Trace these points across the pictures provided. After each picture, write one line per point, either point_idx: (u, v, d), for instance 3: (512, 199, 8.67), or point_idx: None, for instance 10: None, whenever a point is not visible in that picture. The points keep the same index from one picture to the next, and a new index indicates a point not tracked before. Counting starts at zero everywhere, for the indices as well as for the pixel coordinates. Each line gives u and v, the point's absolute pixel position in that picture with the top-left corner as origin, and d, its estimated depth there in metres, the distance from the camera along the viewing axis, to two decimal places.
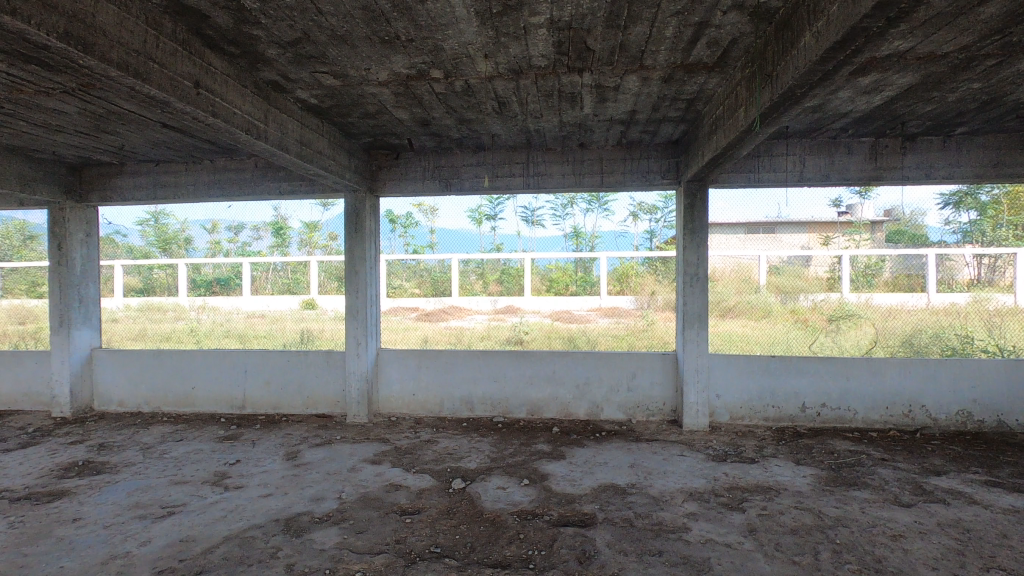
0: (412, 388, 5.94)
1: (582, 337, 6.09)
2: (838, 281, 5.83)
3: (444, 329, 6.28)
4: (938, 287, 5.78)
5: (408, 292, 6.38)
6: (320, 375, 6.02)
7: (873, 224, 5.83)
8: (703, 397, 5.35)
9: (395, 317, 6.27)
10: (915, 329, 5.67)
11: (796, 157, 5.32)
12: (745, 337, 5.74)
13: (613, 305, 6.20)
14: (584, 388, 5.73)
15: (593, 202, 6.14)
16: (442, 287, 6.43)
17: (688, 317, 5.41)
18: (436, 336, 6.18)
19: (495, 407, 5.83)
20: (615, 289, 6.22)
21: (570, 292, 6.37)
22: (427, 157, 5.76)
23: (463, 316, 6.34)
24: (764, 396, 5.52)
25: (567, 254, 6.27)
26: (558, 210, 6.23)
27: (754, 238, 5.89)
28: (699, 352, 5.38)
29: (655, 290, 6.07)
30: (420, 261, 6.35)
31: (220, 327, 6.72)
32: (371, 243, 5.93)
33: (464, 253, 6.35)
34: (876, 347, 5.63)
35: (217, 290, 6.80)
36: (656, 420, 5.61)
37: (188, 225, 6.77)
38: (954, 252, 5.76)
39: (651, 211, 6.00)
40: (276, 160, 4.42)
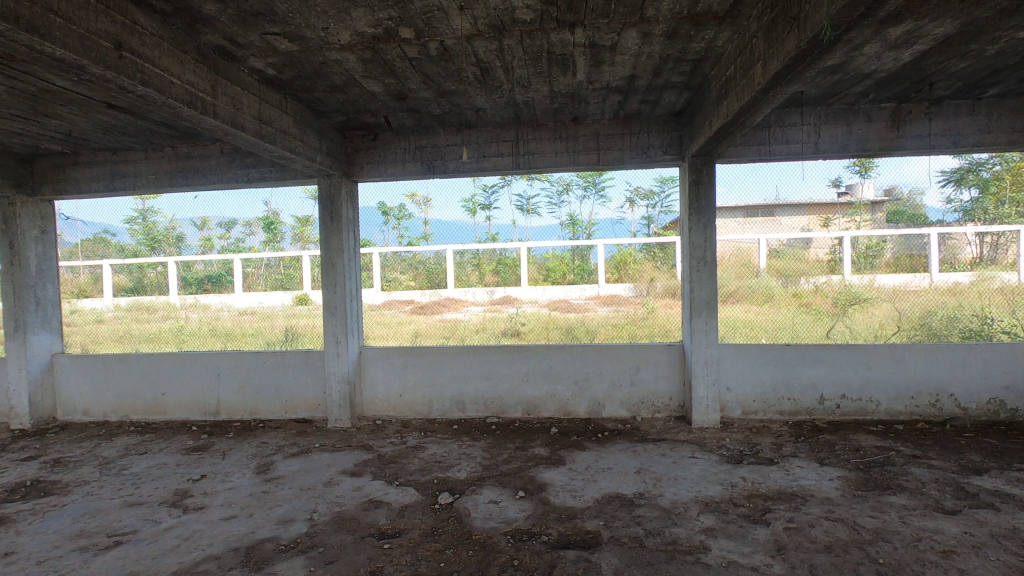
0: (399, 389, 5.50)
1: (581, 327, 5.61)
2: (840, 263, 5.64)
3: (438, 321, 5.86)
4: (942, 266, 5.55)
5: (404, 286, 6.22)
6: (299, 377, 5.58)
7: (874, 203, 5.72)
8: (713, 391, 4.91)
9: (387, 311, 5.82)
10: (928, 311, 5.28)
11: (811, 126, 4.85)
12: (748, 323, 5.40)
13: (611, 294, 5.93)
14: (584, 385, 5.29)
15: (590, 188, 6.17)
16: (438, 278, 6.33)
17: (696, 304, 4.91)
18: (429, 330, 5.78)
19: (489, 407, 5.40)
20: (615, 278, 6.17)
21: (565, 282, 6.28)
22: (408, 137, 5.28)
23: (458, 308, 5.97)
24: (779, 388, 5.09)
25: (563, 243, 6.15)
26: (554, 198, 6.06)
27: (751, 222, 5.71)
28: (708, 343, 4.92)
29: (654, 276, 5.87)
30: (416, 254, 6.24)
31: (207, 325, 6.33)
32: (349, 233, 5.42)
33: (459, 244, 6.19)
34: (886, 329, 5.25)
35: (209, 288, 6.62)
36: (662, 417, 5.18)
37: (180, 222, 6.81)
38: (956, 230, 5.51)
39: (647, 195, 5.76)
40: (233, 141, 3.94)
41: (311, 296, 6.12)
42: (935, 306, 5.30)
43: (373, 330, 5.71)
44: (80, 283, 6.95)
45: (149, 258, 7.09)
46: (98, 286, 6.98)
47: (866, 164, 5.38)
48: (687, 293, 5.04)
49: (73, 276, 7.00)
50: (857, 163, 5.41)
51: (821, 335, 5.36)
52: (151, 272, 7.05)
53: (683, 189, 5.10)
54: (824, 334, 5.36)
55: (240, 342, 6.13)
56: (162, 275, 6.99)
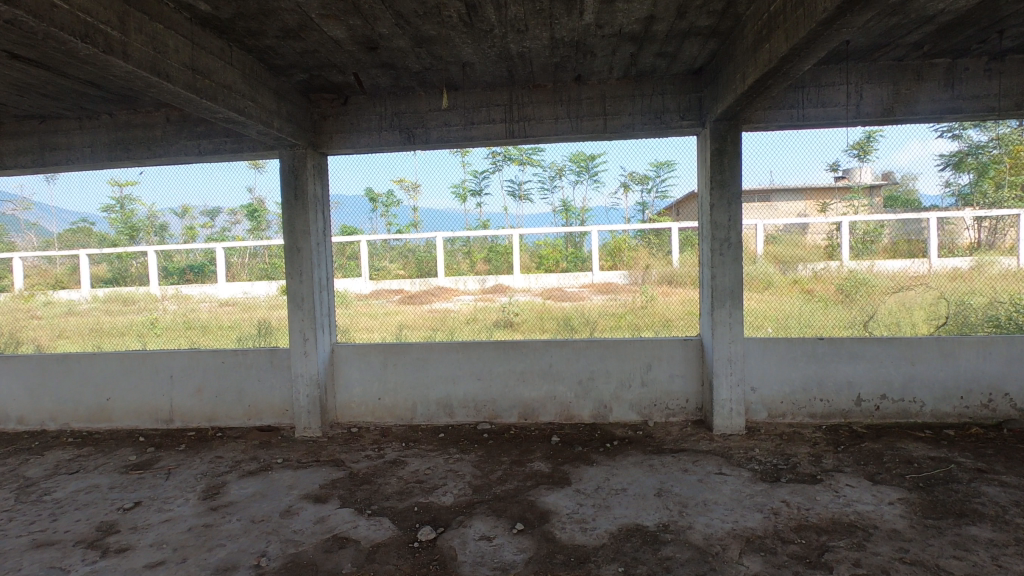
0: (378, 391, 4.82)
1: (578, 317, 4.99)
2: (838, 249, 4.94)
3: (427, 312, 5.12)
4: (940, 252, 4.76)
5: (391, 275, 5.36)
6: (264, 379, 4.88)
7: (872, 188, 4.78)
8: (738, 393, 4.27)
9: (374, 300, 5.14)
10: (941, 297, 4.66)
11: (852, 86, 4.18)
12: (753, 311, 4.79)
13: (606, 279, 5.11)
14: (588, 385, 4.64)
15: (581, 173, 5.25)
16: (428, 267, 5.39)
17: (718, 293, 4.25)
18: (417, 322, 5.03)
19: (480, 411, 4.74)
20: (609, 266, 5.13)
21: (559, 270, 5.24)
22: (383, 101, 4.55)
23: (449, 298, 5.21)
24: (810, 388, 4.47)
25: (555, 230, 5.12)
26: (546, 183, 5.19)
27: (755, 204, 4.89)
28: (731, 337, 4.26)
29: (648, 263, 5.06)
30: (405, 242, 5.36)
31: (181, 319, 5.57)
32: (317, 213, 4.69)
33: (449, 230, 5.26)
34: (900, 314, 4.65)
35: (190, 278, 5.62)
36: (678, 422, 4.55)
37: (157, 209, 5.53)
38: (954, 215, 4.71)
39: (643, 181, 4.92)
40: (161, 96, 3.19)
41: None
42: (979, 289, 4.63)
43: (358, 322, 5.06)
44: (55, 274, 6.31)
45: (127, 248, 5.92)
46: (76, 276, 6.24)
47: (864, 146, 4.57)
48: (707, 281, 4.37)
49: (41, 266, 6.41)
50: (856, 146, 4.61)
51: (858, 326, 4.67)
52: (126, 262, 5.96)
53: (702, 160, 4.40)
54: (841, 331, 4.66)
55: (217, 336, 5.45)
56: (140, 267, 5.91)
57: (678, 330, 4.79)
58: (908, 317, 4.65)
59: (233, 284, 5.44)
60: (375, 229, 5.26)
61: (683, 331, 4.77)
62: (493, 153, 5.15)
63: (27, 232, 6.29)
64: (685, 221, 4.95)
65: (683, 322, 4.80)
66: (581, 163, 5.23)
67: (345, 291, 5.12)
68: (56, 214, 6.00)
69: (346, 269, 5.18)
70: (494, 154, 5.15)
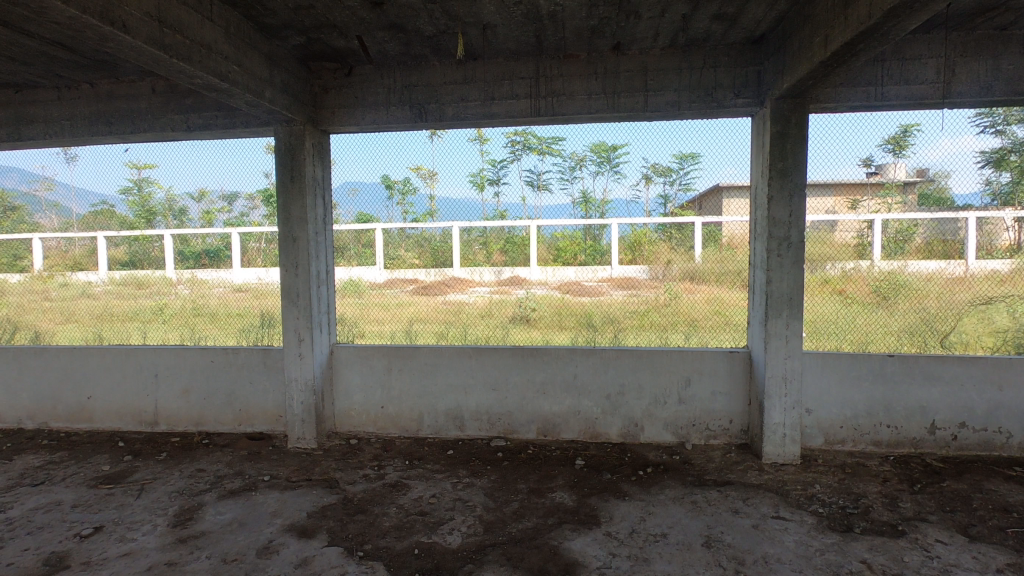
0: (380, 398, 4.33)
1: (599, 314, 4.42)
2: (869, 248, 4.11)
3: (442, 304, 4.56)
4: (977, 253, 4.04)
5: (408, 264, 4.66)
6: (256, 381, 4.42)
7: (906, 183, 4.03)
8: (793, 416, 3.69)
9: (388, 289, 4.60)
10: (989, 300, 4.04)
11: (944, 59, 3.53)
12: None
13: (626, 274, 4.44)
14: (616, 400, 4.10)
15: (603, 164, 4.64)
16: (444, 257, 4.62)
17: (774, 300, 3.65)
18: (431, 315, 4.51)
19: (494, 425, 4.22)
20: (627, 260, 4.44)
21: (576, 263, 4.59)
22: (392, 72, 4.01)
23: (464, 289, 4.60)
24: (875, 412, 3.88)
25: (573, 222, 4.45)
26: (566, 174, 4.60)
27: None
28: (788, 353, 3.66)
29: (670, 258, 4.32)
30: (422, 231, 4.61)
31: (191, 305, 5.00)
32: (316, 199, 4.17)
33: (465, 220, 4.52)
34: (939, 319, 4.09)
35: (205, 263, 4.97)
36: (719, 445, 3.99)
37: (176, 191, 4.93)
38: (992, 214, 4.02)
39: (667, 174, 4.36)
40: (124, 54, 2.68)
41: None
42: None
43: (370, 313, 4.59)
44: (73, 256, 5.34)
45: (144, 232, 5.11)
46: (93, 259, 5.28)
47: (901, 139, 3.93)
48: (760, 286, 3.77)
49: (63, 246, 5.41)
50: (889, 141, 3.97)
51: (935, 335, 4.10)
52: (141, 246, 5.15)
53: (760, 145, 3.79)
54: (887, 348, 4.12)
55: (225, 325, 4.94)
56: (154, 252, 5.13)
57: (722, 340, 4.22)
58: (951, 322, 4.08)
59: (246, 270, 4.87)
60: (391, 217, 4.60)
61: (713, 336, 4.27)
62: (513, 139, 4.63)
63: (48, 212, 5.34)
64: (709, 217, 4.20)
65: (710, 322, 4.26)
66: (602, 153, 4.64)
67: (358, 279, 4.61)
68: (74, 192, 5.10)
69: (360, 257, 4.60)
70: (513, 141, 4.62)
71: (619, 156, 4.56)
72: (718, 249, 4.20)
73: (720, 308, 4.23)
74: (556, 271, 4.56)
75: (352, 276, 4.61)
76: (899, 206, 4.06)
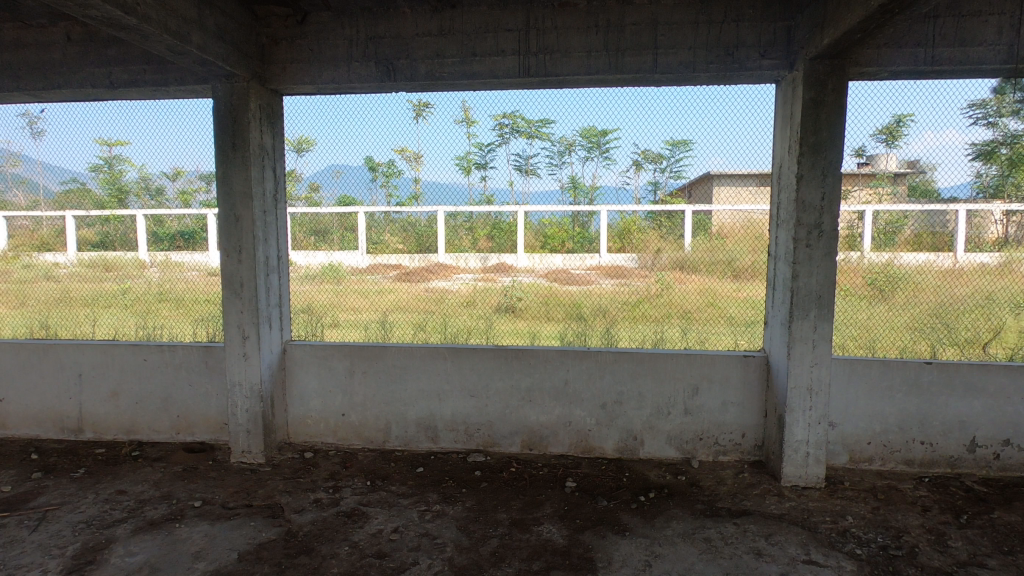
0: (341, 405, 3.75)
1: (588, 305, 3.85)
2: (860, 240, 3.59)
3: (424, 293, 3.95)
4: (965, 246, 3.54)
5: (391, 250, 4.02)
6: (197, 384, 3.83)
7: (897, 174, 3.57)
8: (819, 433, 3.18)
9: (369, 275, 3.95)
10: (988, 297, 3.51)
11: (1008, 16, 2.98)
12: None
13: (614, 262, 3.87)
14: (613, 409, 3.57)
15: (592, 150, 4.03)
16: (429, 243, 3.99)
17: (800, 298, 3.12)
18: (412, 304, 3.93)
19: (472, 437, 3.67)
20: (616, 248, 3.86)
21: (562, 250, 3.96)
22: (355, 21, 3.37)
23: (449, 277, 3.97)
24: (907, 427, 3.39)
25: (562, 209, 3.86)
26: (554, 160, 3.98)
27: (766, 189, 3.58)
28: (815, 360, 3.14)
29: (659, 248, 3.80)
30: (407, 215, 3.97)
31: (156, 290, 4.19)
32: (263, 171, 3.52)
33: (451, 204, 3.92)
34: (937, 317, 3.55)
35: (180, 245, 4.16)
36: (729, 463, 3.49)
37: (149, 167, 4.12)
38: (979, 206, 3.55)
39: (658, 161, 3.82)
40: None
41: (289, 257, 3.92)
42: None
43: (346, 300, 3.96)
44: (39, 236, 4.33)
45: (115, 212, 4.25)
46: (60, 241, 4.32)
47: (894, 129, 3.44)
48: (784, 282, 3.23)
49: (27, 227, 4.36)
50: (881, 131, 3.48)
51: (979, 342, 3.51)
52: (112, 226, 4.27)
53: (787, 115, 3.22)
54: (898, 351, 3.53)
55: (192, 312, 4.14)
56: (89, 232, 4.31)
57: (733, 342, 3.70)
58: (953, 322, 3.54)
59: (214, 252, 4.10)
60: (374, 201, 3.95)
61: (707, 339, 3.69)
62: (501, 122, 4.03)
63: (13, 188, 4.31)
64: (699, 205, 3.70)
65: (704, 315, 3.68)
66: (592, 138, 4.03)
67: (339, 263, 3.97)
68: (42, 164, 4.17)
69: (341, 241, 3.99)
70: (501, 123, 4.02)
71: (612, 141, 3.95)
72: (708, 239, 3.71)
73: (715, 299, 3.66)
74: (542, 259, 3.94)
75: (333, 261, 3.98)
76: (890, 196, 3.59)
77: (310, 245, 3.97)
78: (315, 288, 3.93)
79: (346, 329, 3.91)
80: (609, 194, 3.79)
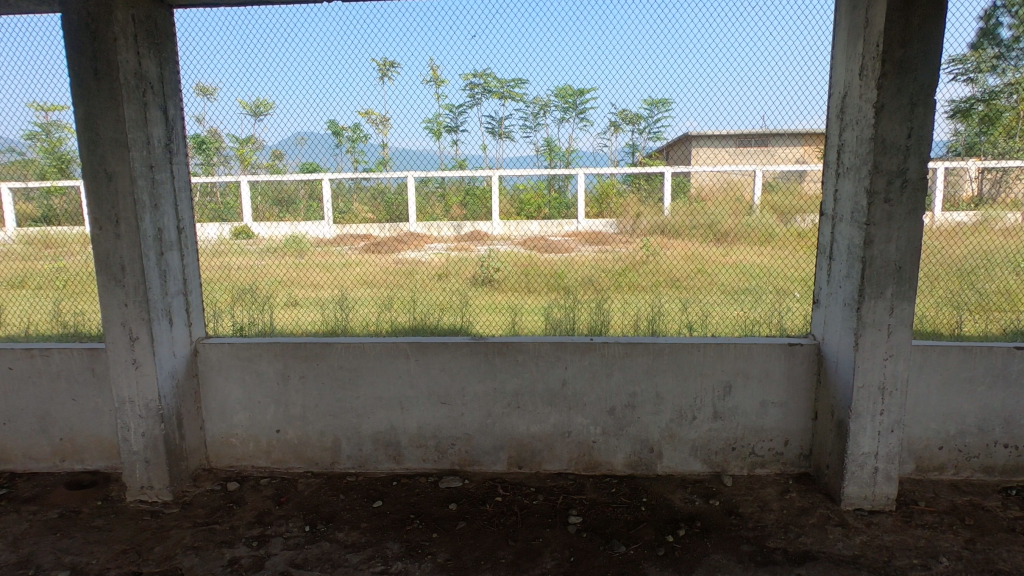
0: (274, 419, 2.91)
1: (572, 275, 3.53)
2: None
3: (394, 265, 3.47)
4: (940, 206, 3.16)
5: (359, 219, 3.46)
6: (83, 399, 2.94)
7: None
8: (891, 444, 2.47)
9: (334, 247, 3.43)
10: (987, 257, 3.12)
11: None
12: (772, 269, 3.20)
13: (592, 228, 3.53)
14: (623, 416, 2.81)
15: (569, 112, 3.20)
16: (399, 211, 3.48)
17: (874, 270, 2.36)
18: (379, 277, 3.43)
19: (445, 454, 2.89)
20: (595, 214, 3.45)
21: (539, 215, 3.63)
22: None
23: (420, 247, 3.51)
24: (989, 428, 2.72)
25: (538, 173, 3.31)
26: (529, 122, 3.11)
27: (748, 150, 2.98)
28: (890, 351, 2.41)
29: (639, 212, 3.39)
30: (377, 181, 3.36)
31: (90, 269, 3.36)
32: (144, 109, 2.54)
33: (421, 170, 3.19)
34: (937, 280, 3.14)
35: None
36: (770, 477, 2.78)
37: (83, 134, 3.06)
38: (954, 164, 3.05)
39: (637, 122, 3.14)
40: None
41: (251, 228, 3.44)
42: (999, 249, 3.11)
43: (308, 275, 3.46)
44: None
45: (58, 183, 3.35)
46: None
47: None
48: (850, 249, 2.45)
49: None
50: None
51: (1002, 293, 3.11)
52: (57, 200, 3.45)
53: (856, 22, 2.39)
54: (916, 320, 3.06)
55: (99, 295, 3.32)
56: (27, 205, 3.46)
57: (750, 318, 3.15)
58: (950, 288, 3.13)
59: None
60: (341, 167, 3.25)
61: (706, 306, 3.22)
62: (469, 82, 3.15)
63: None
64: (678, 166, 3.16)
65: (693, 283, 3.31)
66: (567, 98, 3.18)
67: (304, 235, 3.52)
68: None
69: (306, 211, 3.55)
70: (470, 83, 3.14)
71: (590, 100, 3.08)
72: (689, 202, 3.25)
73: (703, 265, 3.31)
74: (518, 227, 3.54)
75: (297, 231, 3.52)
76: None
77: (274, 216, 3.53)
78: (275, 261, 3.40)
79: (303, 308, 3.37)
80: (588, 158, 3.08)
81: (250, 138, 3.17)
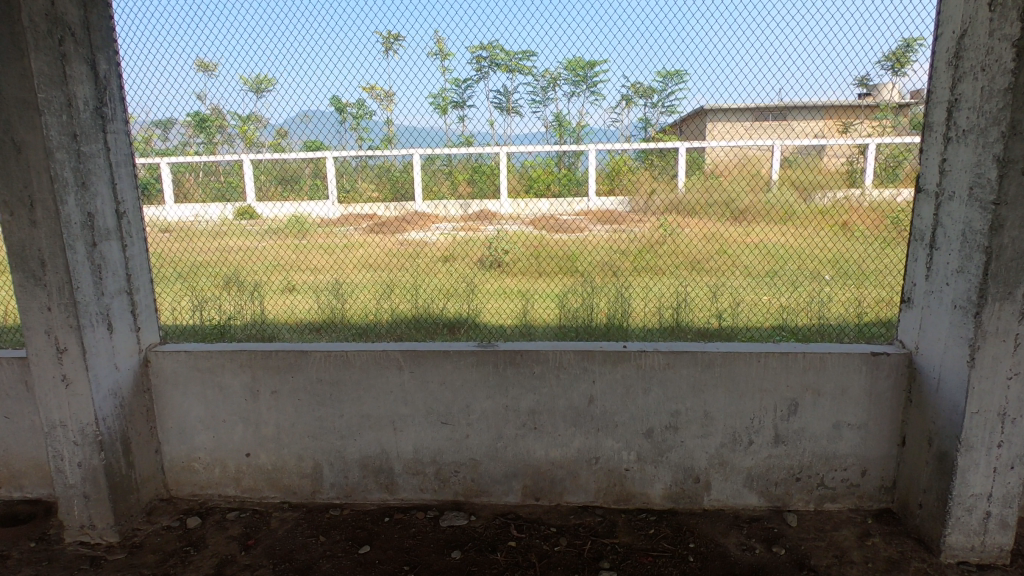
0: (243, 441, 2.43)
1: (584, 257, 3.81)
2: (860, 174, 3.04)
3: (399, 244, 3.64)
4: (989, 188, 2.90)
5: (365, 198, 3.26)
6: (17, 417, 2.46)
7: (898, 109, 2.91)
8: (1010, 484, 1.95)
9: (337, 228, 3.61)
10: None
11: None
12: (791, 250, 3.56)
13: (603, 207, 3.43)
14: (663, 440, 2.31)
15: (581, 85, 2.74)
16: (404, 189, 3.12)
17: (1002, 264, 1.82)
18: (381, 258, 3.70)
19: (447, 483, 2.40)
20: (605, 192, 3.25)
21: (549, 194, 3.36)
22: None
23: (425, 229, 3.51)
24: None
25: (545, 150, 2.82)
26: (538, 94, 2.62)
27: (765, 125, 2.63)
28: (1016, 368, 1.87)
29: (652, 189, 3.28)
30: (383, 159, 2.95)
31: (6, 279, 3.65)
32: (64, 61, 2.01)
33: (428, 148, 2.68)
34: None
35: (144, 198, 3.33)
36: (842, 514, 2.28)
37: None
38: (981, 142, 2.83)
39: (650, 97, 2.69)
40: None
41: (255, 209, 3.53)
42: None
43: (311, 254, 3.87)
44: None
45: None
46: None
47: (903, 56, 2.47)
48: (967, 236, 1.90)
49: None
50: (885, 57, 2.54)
51: None
52: None
53: None
54: None
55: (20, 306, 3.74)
56: None
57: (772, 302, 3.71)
58: None
59: (178, 206, 3.40)
60: (345, 145, 2.75)
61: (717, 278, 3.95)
62: (474, 54, 2.65)
63: None
64: (693, 142, 2.88)
65: (716, 265, 3.92)
66: (578, 71, 2.68)
67: (308, 214, 3.49)
68: None
69: (312, 189, 3.32)
70: (476, 56, 2.65)
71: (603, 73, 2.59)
72: (704, 177, 3.22)
73: (724, 246, 3.74)
74: (527, 206, 3.25)
75: (302, 209, 3.44)
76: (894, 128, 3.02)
77: (278, 196, 3.37)
78: (273, 242, 3.75)
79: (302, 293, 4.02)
80: (601, 134, 2.63)
81: (252, 115, 2.67)
